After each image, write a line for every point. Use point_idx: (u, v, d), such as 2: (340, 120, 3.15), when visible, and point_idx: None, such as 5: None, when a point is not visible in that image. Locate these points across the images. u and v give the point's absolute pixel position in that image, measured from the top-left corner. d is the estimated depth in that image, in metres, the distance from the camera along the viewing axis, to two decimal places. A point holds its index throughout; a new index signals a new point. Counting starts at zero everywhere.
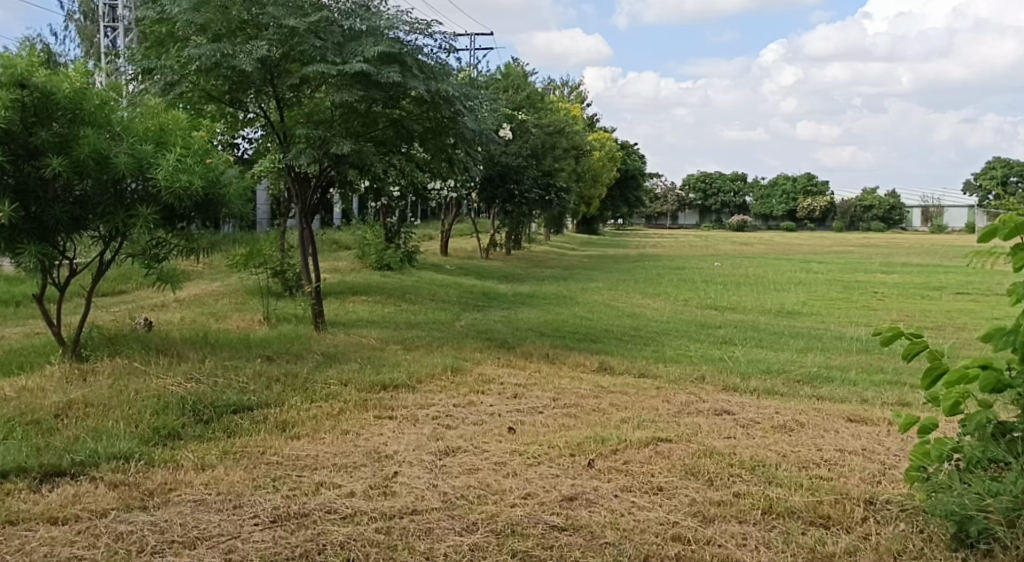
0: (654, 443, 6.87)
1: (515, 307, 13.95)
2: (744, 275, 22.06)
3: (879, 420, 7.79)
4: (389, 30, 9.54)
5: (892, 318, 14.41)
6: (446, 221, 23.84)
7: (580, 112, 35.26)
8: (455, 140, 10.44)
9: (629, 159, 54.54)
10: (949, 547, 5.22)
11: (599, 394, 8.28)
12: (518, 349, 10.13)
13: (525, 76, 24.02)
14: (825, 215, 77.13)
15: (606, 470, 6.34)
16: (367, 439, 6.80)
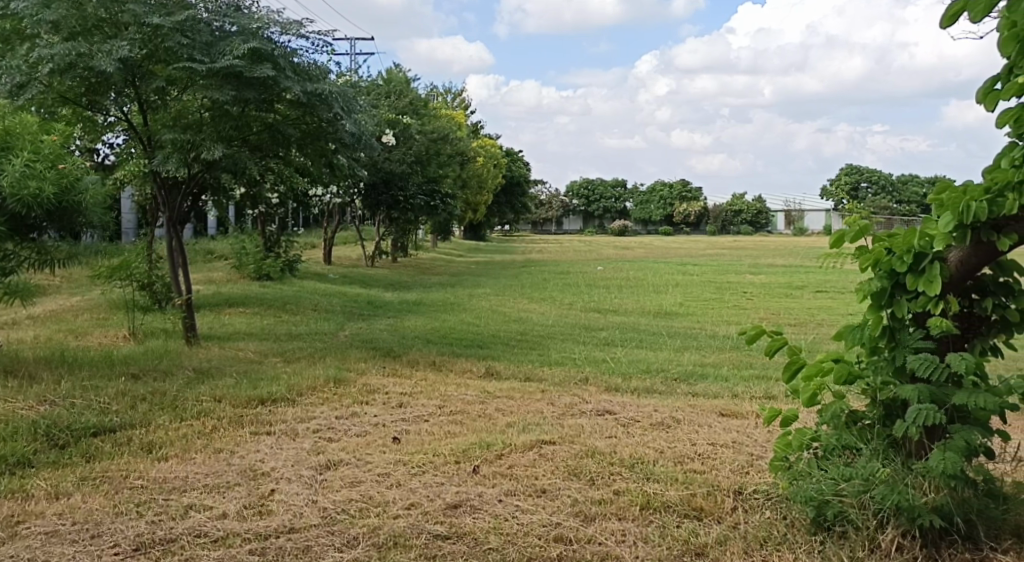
0: (537, 446, 6.89)
1: (399, 315, 13.84)
2: (624, 278, 22.46)
3: (749, 414, 8.02)
4: (262, 29, 9.37)
5: (762, 316, 14.91)
6: (328, 228, 23.51)
7: (465, 119, 35.30)
8: (334, 145, 10.31)
9: (514, 165, 54.94)
10: (808, 531, 5.37)
11: (485, 400, 8.26)
12: (404, 358, 10.04)
13: (407, 81, 23.89)
14: (701, 219, 79.30)
15: (491, 475, 6.32)
16: (241, 457, 6.63)
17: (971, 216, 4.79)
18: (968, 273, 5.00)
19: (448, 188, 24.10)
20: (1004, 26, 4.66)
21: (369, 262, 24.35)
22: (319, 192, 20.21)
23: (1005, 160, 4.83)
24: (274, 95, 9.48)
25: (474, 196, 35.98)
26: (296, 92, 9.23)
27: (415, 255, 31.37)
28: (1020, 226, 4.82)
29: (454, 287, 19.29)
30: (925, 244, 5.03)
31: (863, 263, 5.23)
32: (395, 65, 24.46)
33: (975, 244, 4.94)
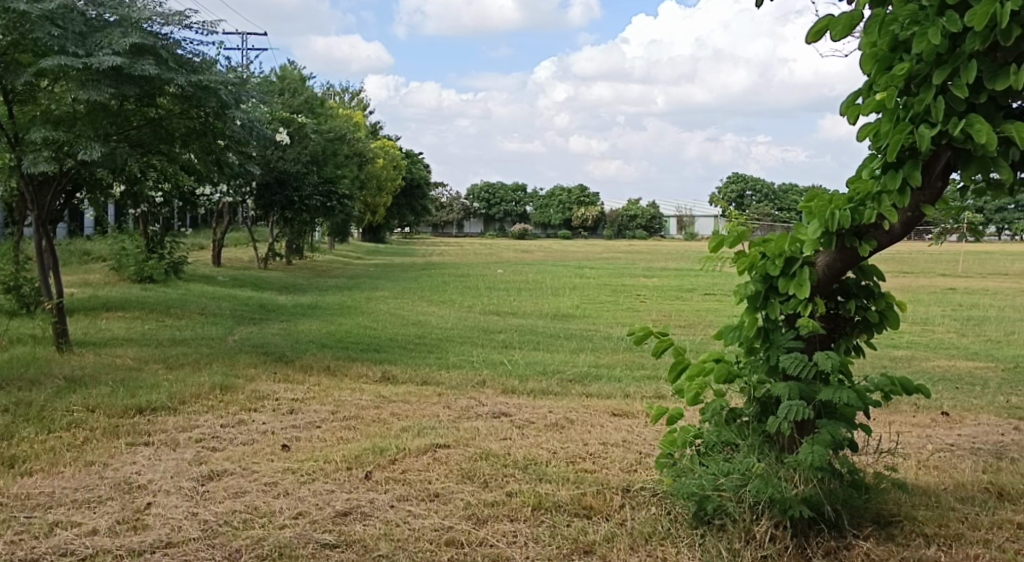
0: (432, 450, 6.90)
1: (293, 319, 13.66)
2: (523, 281, 22.61)
3: (641, 413, 8.18)
4: (142, 21, 9.19)
5: (654, 318, 15.20)
6: (219, 229, 23.02)
7: (363, 119, 35.01)
8: (222, 141, 10.12)
9: (414, 167, 54.74)
10: (690, 525, 5.51)
11: (380, 405, 8.23)
12: (297, 363, 9.93)
13: (302, 80, 23.54)
14: (598, 223, 80.37)
15: (383, 481, 6.31)
16: (115, 469, 6.47)
17: (837, 223, 4.99)
18: (834, 276, 5.22)
19: (346, 189, 23.89)
20: (864, 46, 4.99)
21: (262, 265, 23.92)
22: (207, 190, 19.64)
23: (865, 171, 5.06)
24: (156, 89, 9.28)
25: (372, 198, 35.69)
26: (179, 83, 9.08)
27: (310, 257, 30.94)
28: (879, 233, 5.08)
29: (351, 289, 19.12)
30: (795, 250, 5.24)
31: (739, 267, 5.36)
32: (290, 64, 24.12)
33: (839, 250, 5.15)
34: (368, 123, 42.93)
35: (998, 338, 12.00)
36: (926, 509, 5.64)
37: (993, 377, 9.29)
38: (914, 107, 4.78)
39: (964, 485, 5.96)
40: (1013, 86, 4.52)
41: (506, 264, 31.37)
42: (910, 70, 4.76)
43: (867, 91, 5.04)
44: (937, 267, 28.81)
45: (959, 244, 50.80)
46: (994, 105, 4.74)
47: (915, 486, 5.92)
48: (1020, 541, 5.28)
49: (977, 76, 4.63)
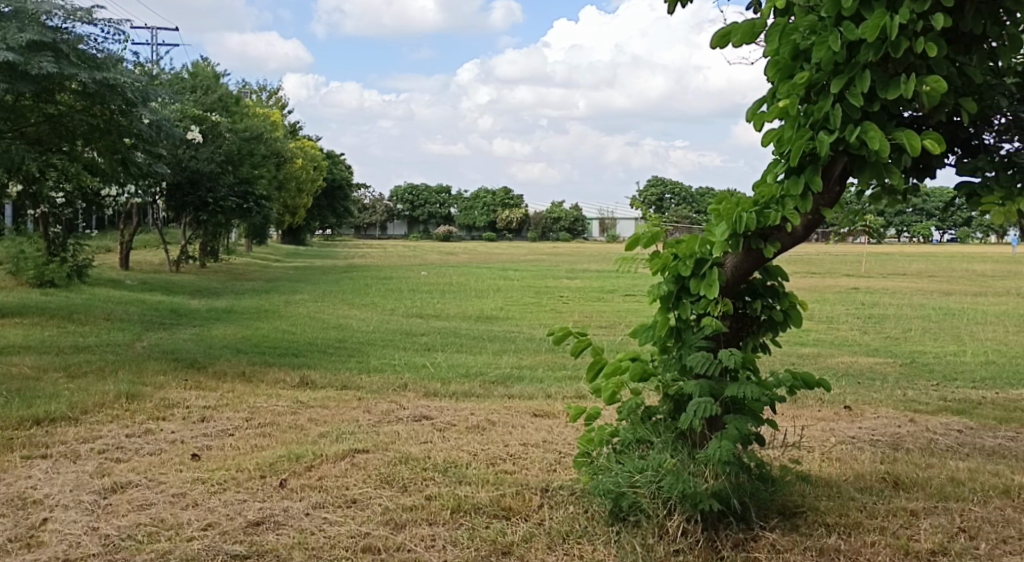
0: (350, 455, 6.93)
1: (207, 324, 13.51)
2: (448, 284, 22.67)
3: (560, 413, 8.32)
4: (41, 15, 8.99)
5: (575, 319, 15.39)
6: (127, 230, 22.53)
7: (281, 119, 34.56)
8: (128, 137, 9.99)
9: (335, 168, 54.37)
10: (606, 522, 5.64)
11: (297, 410, 8.23)
12: (211, 370, 9.84)
13: (214, 76, 22.94)
14: (522, 226, 80.73)
15: (299, 488, 6.31)
16: (10, 484, 6.37)
17: (743, 226, 5.18)
18: (741, 277, 5.42)
19: (264, 189, 23.62)
20: (768, 54, 5.19)
21: (175, 268, 23.53)
22: (113, 190, 19.21)
23: (769, 175, 5.26)
24: (57, 84, 9.10)
25: (291, 199, 35.29)
26: (82, 81, 8.90)
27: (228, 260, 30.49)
28: (782, 235, 5.29)
29: (268, 292, 18.95)
30: (705, 251, 5.41)
31: (652, 268, 5.51)
32: (203, 61, 23.71)
33: (746, 251, 5.35)
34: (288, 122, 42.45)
35: (898, 335, 12.46)
36: (828, 499, 5.87)
37: (893, 372, 9.66)
38: (814, 114, 4.99)
39: (862, 476, 6.22)
40: (902, 96, 4.75)
41: (428, 266, 31.34)
42: (810, 79, 4.97)
43: (770, 99, 5.24)
44: (847, 268, 29.67)
45: (871, 246, 52.29)
46: (887, 113, 4.96)
47: (818, 479, 6.15)
48: (913, 528, 5.53)
49: (871, 85, 4.85)
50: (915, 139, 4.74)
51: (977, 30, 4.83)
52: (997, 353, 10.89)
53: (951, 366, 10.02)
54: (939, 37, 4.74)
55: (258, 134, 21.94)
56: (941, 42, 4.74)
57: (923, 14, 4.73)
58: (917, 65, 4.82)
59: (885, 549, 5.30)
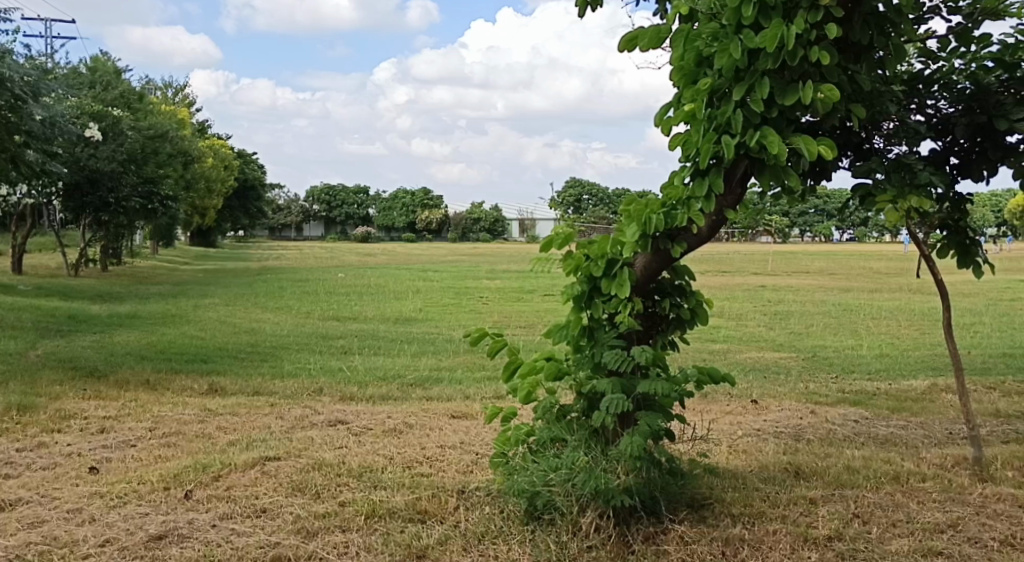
0: (261, 463, 6.89)
1: (109, 330, 13.25)
2: (367, 285, 22.57)
3: (478, 414, 8.40)
4: None
5: (494, 319, 15.48)
6: (21, 233, 21.85)
7: (188, 117, 33.92)
8: (20, 132, 9.76)
9: (247, 168, 53.60)
10: (521, 522, 5.71)
11: (205, 419, 8.16)
12: (114, 378, 9.68)
13: (115, 71, 22.34)
14: (442, 226, 80.64)
15: (205, 499, 6.25)
16: None
17: (652, 226, 5.32)
18: (650, 276, 5.58)
19: (171, 190, 23.21)
20: (674, 59, 5.35)
21: (73, 272, 22.91)
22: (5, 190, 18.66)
23: (676, 178, 5.41)
24: None
25: (199, 200, 34.65)
26: None
27: (134, 263, 29.82)
28: (688, 235, 5.46)
29: (177, 296, 18.65)
30: (617, 251, 5.55)
31: (566, 269, 5.63)
32: (103, 56, 23.16)
33: (655, 251, 5.51)
34: (196, 121, 41.69)
35: (802, 330, 12.85)
36: (733, 491, 6.07)
37: (796, 366, 9.98)
38: (717, 119, 5.16)
39: (766, 467, 6.45)
40: (799, 102, 4.94)
41: (346, 268, 31.12)
42: (713, 85, 5.14)
43: (676, 103, 5.39)
44: (757, 268, 30.40)
45: (782, 244, 53.58)
46: (786, 119, 5.15)
47: (725, 471, 6.35)
48: (812, 515, 5.76)
49: (769, 92, 5.04)
50: (811, 143, 4.93)
51: (866, 41, 5.08)
52: (893, 346, 11.33)
53: (849, 359, 10.39)
54: (831, 46, 4.97)
55: (164, 132, 21.41)
56: (831, 50, 4.96)
57: (816, 24, 4.94)
58: (811, 73, 5.03)
59: (786, 537, 5.51)
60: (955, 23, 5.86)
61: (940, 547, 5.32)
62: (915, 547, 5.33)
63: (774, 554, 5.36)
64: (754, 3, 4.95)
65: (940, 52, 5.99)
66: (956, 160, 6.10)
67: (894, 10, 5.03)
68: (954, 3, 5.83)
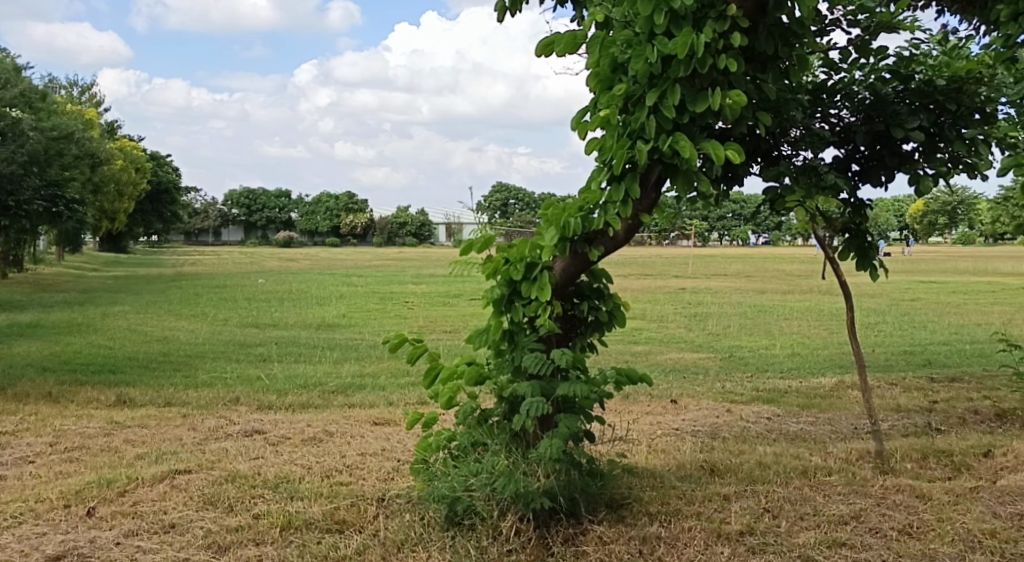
0: (170, 477, 6.78)
1: (11, 340, 12.91)
2: (289, 291, 22.37)
3: (399, 420, 8.39)
4: None
5: (417, 324, 15.47)
6: None
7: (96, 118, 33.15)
8: None
9: (161, 171, 52.58)
10: (441, 528, 5.72)
11: (111, 432, 8.00)
12: (16, 391, 9.44)
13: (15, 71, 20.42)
14: (367, 231, 80.14)
15: (109, 516, 6.13)
16: None
17: (571, 230, 5.41)
18: (569, 280, 5.65)
19: (77, 193, 22.70)
20: (590, 64, 5.42)
21: None
22: None
23: (593, 182, 5.49)
24: None
25: (108, 202, 33.87)
26: None
27: (39, 270, 29.04)
28: (605, 239, 5.56)
29: (85, 304, 18.26)
30: (536, 255, 5.60)
31: (485, 273, 5.67)
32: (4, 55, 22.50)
33: (573, 255, 5.59)
34: (105, 124, 40.80)
35: (720, 331, 13.11)
36: (651, 490, 6.18)
37: (714, 366, 10.18)
38: (631, 124, 5.26)
39: (683, 465, 6.58)
40: (709, 108, 5.07)
41: (266, 272, 30.77)
42: (627, 90, 5.23)
43: (592, 108, 5.48)
44: (677, 271, 30.91)
45: (704, 246, 54.41)
46: (697, 125, 5.28)
47: (643, 470, 6.46)
48: (725, 511, 5.90)
49: (680, 98, 5.15)
50: (720, 149, 5.05)
51: (771, 51, 5.24)
52: (804, 345, 11.63)
53: (764, 359, 10.64)
54: (738, 55, 5.11)
55: (70, 134, 20.88)
56: (739, 59, 5.11)
57: (723, 34, 5.07)
58: (720, 81, 5.16)
59: (700, 533, 5.63)
60: (854, 36, 6.09)
61: (844, 538, 5.50)
62: (821, 539, 5.50)
63: (689, 550, 5.47)
64: (665, 12, 5.04)
65: (842, 63, 6.19)
66: (857, 167, 6.29)
67: (797, 21, 5.19)
68: (853, 16, 6.05)
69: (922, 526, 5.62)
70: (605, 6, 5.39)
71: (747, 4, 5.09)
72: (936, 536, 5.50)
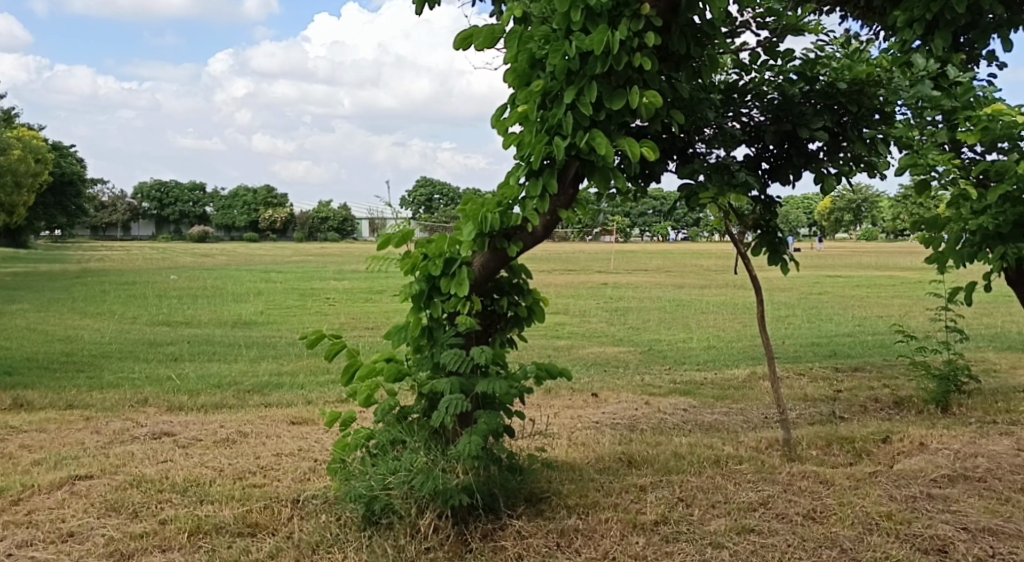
0: (70, 483, 6.60)
1: None
2: (203, 287, 21.97)
3: (316, 420, 8.29)
4: None
5: (335, 321, 15.31)
6: None
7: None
8: None
9: (66, 163, 51.08)
10: (358, 528, 5.65)
11: (8, 437, 7.74)
12: None
13: None
14: (286, 225, 79.10)
15: (3, 526, 5.93)
16: None
17: (489, 225, 5.37)
18: (488, 275, 5.63)
19: None
20: (509, 60, 5.40)
21: None
22: None
23: (512, 178, 5.48)
24: None
25: (10, 195, 32.76)
26: None
27: None
28: (524, 234, 5.56)
29: None
30: (454, 251, 5.58)
31: (404, 268, 5.60)
32: None
33: (492, 250, 5.57)
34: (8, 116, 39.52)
35: (639, 325, 13.24)
36: (570, 483, 6.20)
37: (633, 360, 10.27)
38: (549, 120, 5.26)
39: (602, 458, 6.63)
40: (625, 106, 5.10)
41: (178, 269, 30.14)
42: (545, 87, 5.23)
43: (511, 104, 5.47)
44: (597, 266, 31.18)
45: (624, 241, 54.96)
46: (614, 123, 5.30)
47: (562, 464, 6.49)
48: (641, 501, 5.96)
49: (597, 95, 5.16)
50: (635, 146, 5.09)
51: (684, 51, 5.29)
52: (719, 338, 11.82)
53: (682, 352, 10.78)
54: (652, 54, 5.16)
55: None
56: (653, 58, 5.15)
57: (638, 33, 5.10)
58: (635, 79, 5.19)
59: (616, 524, 5.67)
60: (763, 38, 6.21)
61: (752, 524, 5.59)
62: (731, 525, 5.59)
63: (605, 541, 5.51)
64: (581, 9, 5.07)
65: (752, 64, 6.29)
66: (767, 166, 6.41)
67: (709, 23, 5.25)
68: (762, 19, 6.18)
69: (825, 510, 5.75)
70: (523, 2, 5.39)
71: (661, 4, 5.13)
72: (836, 520, 5.63)
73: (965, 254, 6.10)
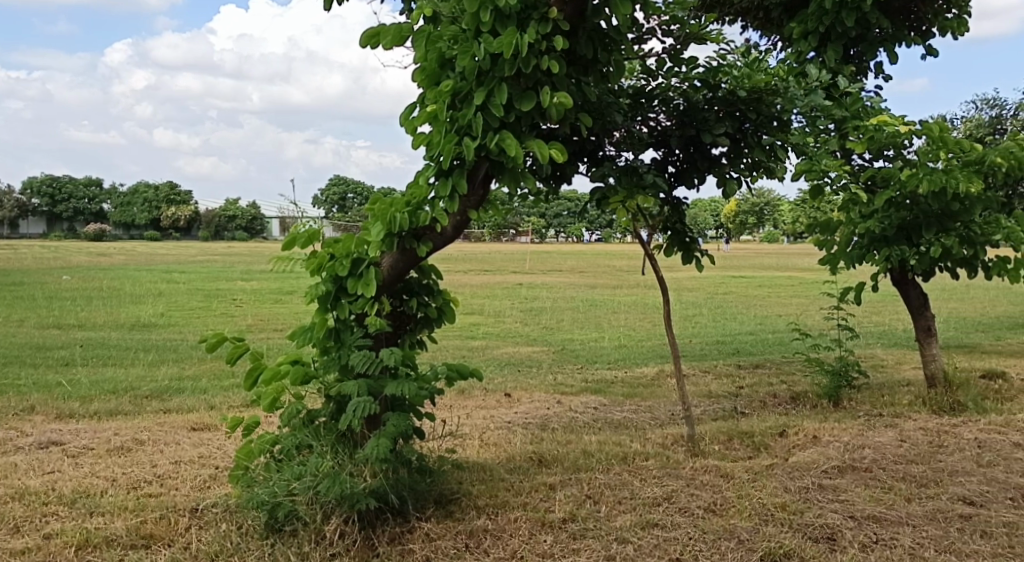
0: None
1: None
2: (101, 288, 21.33)
3: (218, 425, 8.09)
4: None
5: (241, 323, 15.01)
6: None
7: None
8: None
9: None
10: (261, 536, 5.51)
11: None
12: None
13: None
14: (192, 224, 77.40)
15: None
16: None
17: (397, 225, 5.29)
18: (397, 276, 5.55)
19: None
20: (417, 59, 5.33)
21: None
22: None
23: (421, 178, 5.41)
24: None
25: None
26: None
27: None
28: (434, 235, 5.48)
29: None
30: (362, 251, 5.49)
31: (309, 268, 5.50)
32: None
33: (401, 251, 5.49)
34: None
35: (552, 325, 13.28)
36: (480, 483, 6.16)
37: (546, 359, 10.29)
38: (459, 120, 5.20)
39: (512, 457, 6.61)
40: (535, 107, 5.08)
41: (70, 268, 29.16)
42: (455, 87, 5.18)
43: (420, 104, 5.40)
44: (509, 266, 31.23)
45: (536, 241, 55.20)
46: (523, 124, 5.28)
47: (472, 464, 6.44)
48: (550, 499, 5.96)
49: (507, 96, 5.13)
50: (545, 148, 5.08)
51: (591, 55, 5.31)
52: (630, 337, 11.91)
53: (593, 351, 10.84)
54: (560, 57, 5.15)
55: None
56: (561, 61, 5.14)
57: (546, 35, 5.09)
58: (544, 82, 5.18)
59: (525, 523, 5.66)
60: (668, 45, 6.26)
61: (656, 519, 5.63)
62: (635, 521, 5.62)
63: (514, 540, 5.48)
64: (490, 10, 5.03)
65: (659, 70, 6.34)
66: (673, 169, 6.47)
67: (616, 28, 5.28)
68: (667, 26, 6.22)
69: (725, 503, 5.82)
70: (431, 1, 5.32)
71: (568, 8, 5.14)
72: (735, 512, 5.71)
73: (854, 255, 7.70)
